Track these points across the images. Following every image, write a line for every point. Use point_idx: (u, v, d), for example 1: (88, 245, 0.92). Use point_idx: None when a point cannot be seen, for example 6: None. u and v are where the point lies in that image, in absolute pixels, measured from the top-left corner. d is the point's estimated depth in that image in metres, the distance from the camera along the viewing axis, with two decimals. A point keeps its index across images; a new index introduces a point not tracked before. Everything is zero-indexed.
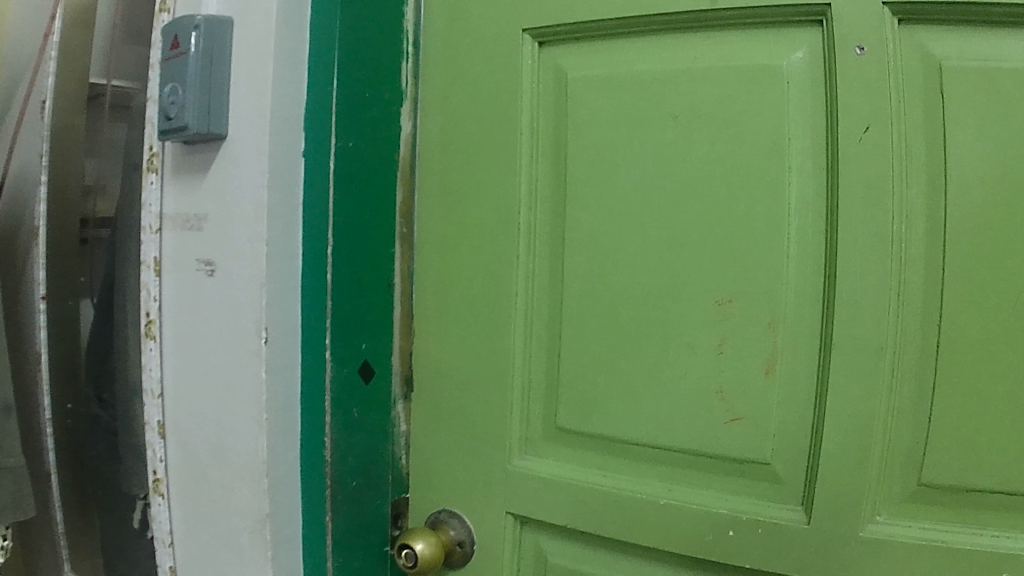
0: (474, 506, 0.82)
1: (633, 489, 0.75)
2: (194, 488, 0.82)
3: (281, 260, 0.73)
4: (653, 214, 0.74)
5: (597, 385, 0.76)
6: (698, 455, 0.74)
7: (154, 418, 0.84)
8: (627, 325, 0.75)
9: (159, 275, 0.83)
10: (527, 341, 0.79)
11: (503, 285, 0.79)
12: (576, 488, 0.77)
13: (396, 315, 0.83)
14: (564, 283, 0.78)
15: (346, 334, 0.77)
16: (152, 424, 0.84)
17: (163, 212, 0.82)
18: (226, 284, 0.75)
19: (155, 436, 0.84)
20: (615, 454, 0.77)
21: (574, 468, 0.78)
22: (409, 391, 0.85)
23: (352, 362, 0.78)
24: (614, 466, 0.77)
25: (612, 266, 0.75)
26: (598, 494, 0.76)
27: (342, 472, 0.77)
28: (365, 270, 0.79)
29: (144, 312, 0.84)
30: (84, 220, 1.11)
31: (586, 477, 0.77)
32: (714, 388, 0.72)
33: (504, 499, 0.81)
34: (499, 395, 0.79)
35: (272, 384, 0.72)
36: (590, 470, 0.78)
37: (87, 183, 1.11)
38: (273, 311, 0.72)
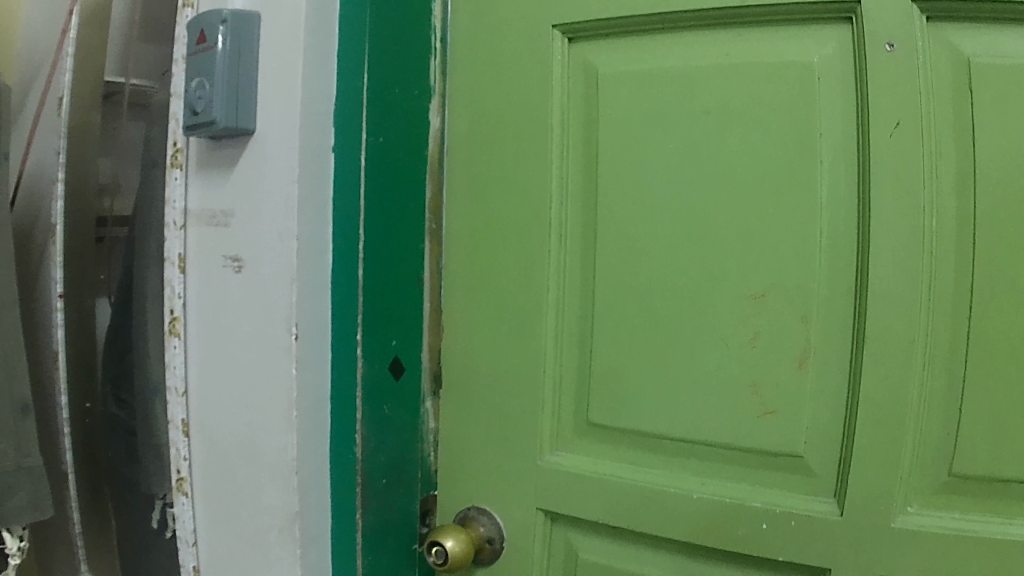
0: (501, 502, 0.82)
1: (665, 484, 0.75)
2: (220, 487, 0.81)
3: (312, 256, 0.72)
4: (684, 209, 0.74)
5: (628, 380, 0.76)
6: (731, 450, 0.73)
7: (177, 416, 0.83)
8: (659, 320, 0.75)
9: (183, 272, 0.82)
10: (556, 336, 0.79)
11: (532, 281, 0.79)
12: (606, 484, 0.77)
13: (425, 311, 0.84)
14: (594, 278, 0.77)
15: (377, 330, 0.77)
16: (175, 423, 0.84)
17: (189, 209, 0.82)
18: (255, 280, 0.75)
19: (178, 434, 0.84)
20: (647, 449, 0.76)
21: (607, 464, 0.78)
22: (437, 388, 0.85)
23: (382, 357, 0.78)
24: (645, 460, 0.77)
25: (643, 261, 0.75)
26: (629, 489, 0.76)
27: (371, 470, 0.77)
28: (393, 265, 0.79)
29: (167, 309, 0.83)
30: (100, 219, 1.11)
31: (617, 472, 0.77)
32: (747, 382, 0.72)
33: (534, 496, 0.80)
34: (529, 391, 0.79)
35: (303, 380, 0.72)
36: (620, 465, 0.77)
37: (102, 182, 1.11)
38: (304, 306, 0.71)
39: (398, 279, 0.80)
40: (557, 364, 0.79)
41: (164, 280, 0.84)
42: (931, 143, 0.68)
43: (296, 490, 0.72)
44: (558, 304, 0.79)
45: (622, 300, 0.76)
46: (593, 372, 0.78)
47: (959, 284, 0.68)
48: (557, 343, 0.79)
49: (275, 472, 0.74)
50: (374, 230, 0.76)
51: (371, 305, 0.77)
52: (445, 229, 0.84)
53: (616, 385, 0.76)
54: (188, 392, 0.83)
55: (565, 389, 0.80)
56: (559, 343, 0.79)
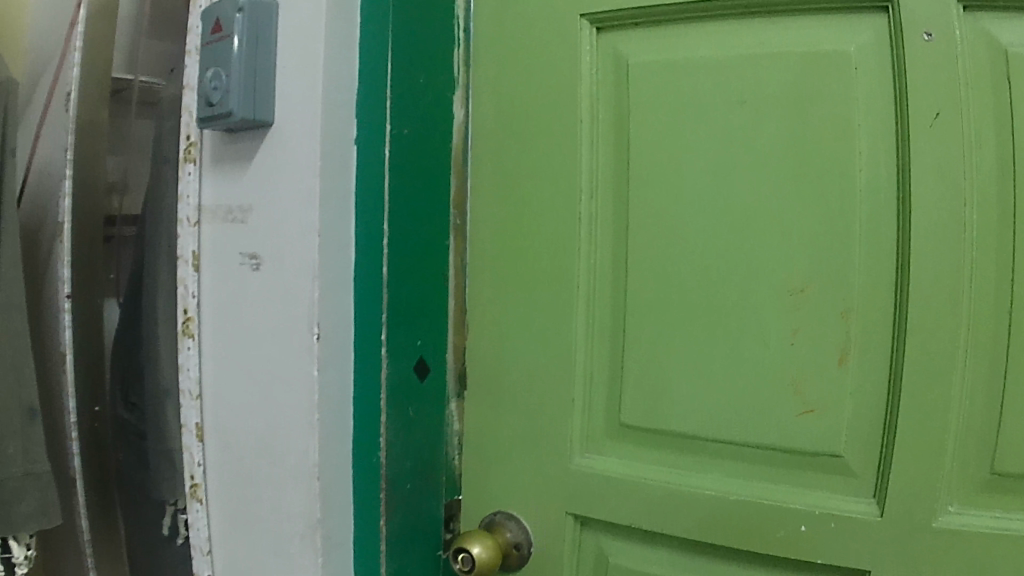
0: (527, 505, 0.79)
1: (700, 487, 0.73)
2: (236, 492, 0.79)
3: (334, 251, 0.70)
4: (720, 203, 0.71)
5: (660, 380, 0.74)
6: (769, 450, 0.71)
7: (191, 420, 0.81)
8: (694, 317, 0.72)
9: (197, 270, 0.80)
10: (586, 336, 0.77)
11: (560, 278, 0.76)
12: (638, 486, 0.75)
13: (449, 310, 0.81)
14: (627, 275, 0.75)
15: (402, 329, 0.74)
16: (189, 427, 0.82)
17: (203, 205, 0.80)
18: (273, 277, 0.72)
19: (191, 438, 0.82)
20: (682, 451, 0.74)
21: (637, 466, 0.76)
22: (462, 389, 0.83)
23: (407, 358, 0.75)
24: (679, 463, 0.74)
25: (677, 257, 0.73)
26: (662, 492, 0.74)
27: (397, 473, 0.75)
28: (417, 261, 0.76)
29: (181, 309, 0.81)
30: (108, 218, 1.09)
31: (649, 475, 0.75)
32: (786, 381, 0.69)
33: (562, 499, 0.78)
34: (559, 392, 0.77)
35: (326, 381, 0.69)
36: (652, 467, 0.75)
37: (110, 180, 1.08)
38: (329, 304, 0.69)
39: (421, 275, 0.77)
40: (587, 363, 0.77)
41: (178, 279, 0.82)
42: (979, 132, 0.65)
43: (318, 496, 0.70)
44: (587, 301, 0.77)
45: (653, 298, 0.74)
46: (625, 372, 0.75)
47: (1008, 277, 0.65)
48: (588, 342, 0.77)
49: (296, 475, 0.72)
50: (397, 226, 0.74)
51: (394, 303, 0.73)
52: (468, 225, 0.81)
53: (648, 385, 0.74)
54: (202, 394, 0.81)
55: (597, 389, 0.77)
56: (589, 342, 0.77)
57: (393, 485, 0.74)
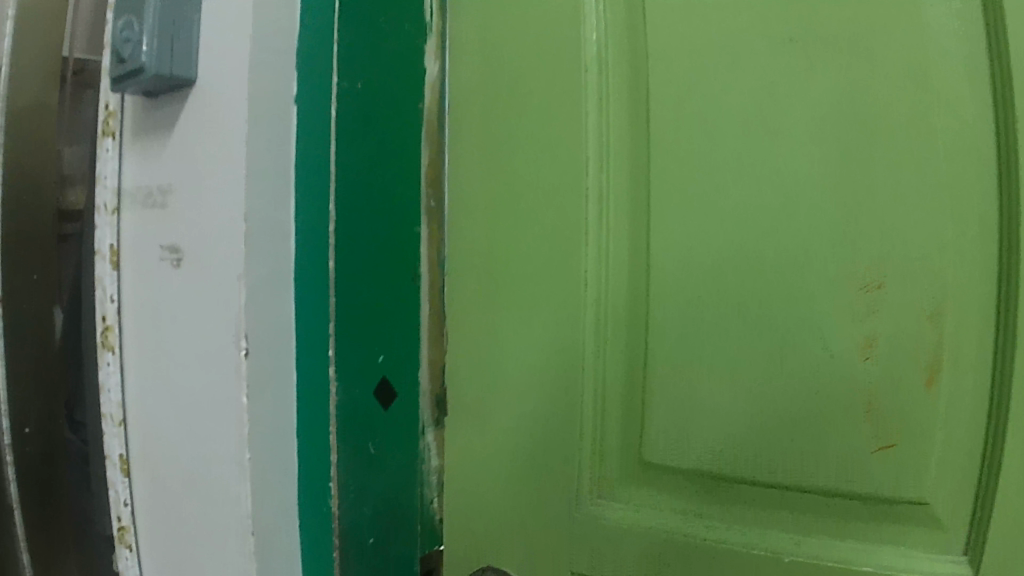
0: (528, 555, 0.64)
1: (739, 543, 0.56)
2: (169, 541, 0.64)
3: (268, 239, 0.54)
4: (768, 177, 0.55)
5: (688, 403, 0.58)
6: (827, 496, 0.54)
7: (115, 451, 0.66)
8: (734, 323, 0.56)
9: (116, 268, 0.65)
10: (598, 346, 0.61)
11: (562, 272, 0.61)
12: (660, 540, 0.59)
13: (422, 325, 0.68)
14: (648, 268, 0.59)
15: (359, 342, 0.61)
16: (113, 459, 0.66)
17: (122, 187, 0.65)
18: (195, 275, 0.57)
19: (117, 473, 0.66)
20: (715, 496, 0.58)
21: (661, 516, 0.60)
22: (441, 415, 0.69)
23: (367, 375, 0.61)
24: (710, 510, 0.58)
25: (713, 246, 0.56)
26: (691, 548, 0.58)
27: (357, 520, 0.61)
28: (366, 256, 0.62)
29: (98, 316, 0.66)
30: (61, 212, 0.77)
31: (674, 526, 0.59)
32: (858, 403, 0.53)
33: (571, 549, 0.62)
34: (562, 418, 0.61)
35: (260, 404, 0.54)
36: (676, 516, 0.59)
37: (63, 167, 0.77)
38: (266, 307, 0.54)
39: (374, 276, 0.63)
40: (596, 382, 0.61)
41: (94, 282, 0.66)
42: None
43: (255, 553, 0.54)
44: (596, 304, 0.61)
45: (683, 298, 0.57)
46: (647, 392, 0.59)
47: None
48: (599, 355, 0.61)
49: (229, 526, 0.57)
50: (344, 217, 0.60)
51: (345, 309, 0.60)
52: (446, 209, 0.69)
53: (673, 409, 0.58)
54: (128, 419, 0.66)
55: (611, 413, 0.61)
56: (598, 355, 0.61)
57: (351, 536, 0.60)
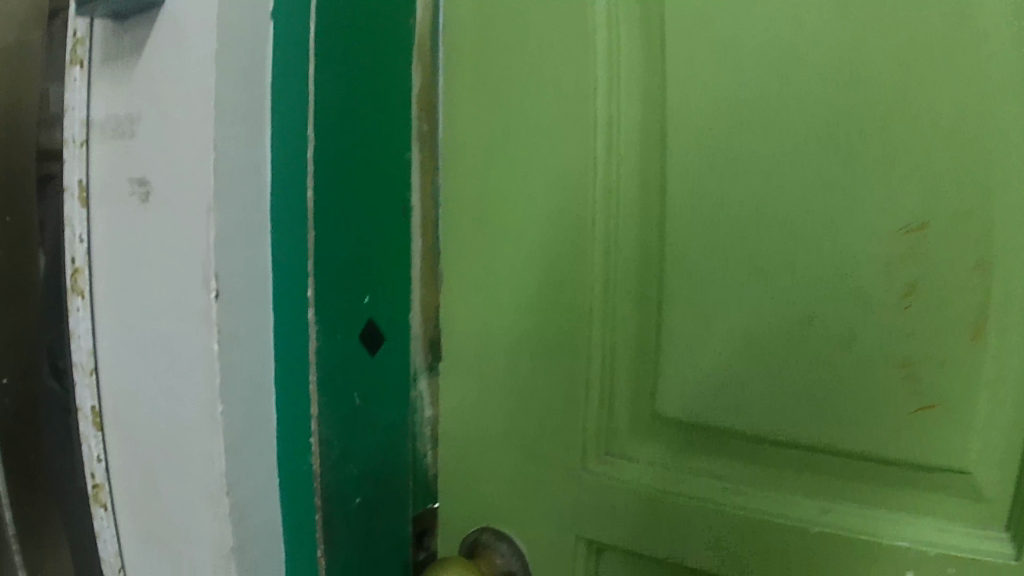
0: (529, 517, 0.60)
1: (761, 510, 0.51)
2: (148, 503, 0.58)
3: (237, 174, 0.47)
4: (788, 114, 0.47)
5: (709, 361, 0.52)
6: (859, 460, 0.48)
7: (86, 404, 0.60)
8: (756, 279, 0.50)
9: (87, 208, 0.60)
10: (607, 304, 0.55)
11: (565, 215, 0.55)
12: (673, 507, 0.54)
13: (415, 261, 0.61)
14: (661, 218, 0.53)
15: (336, 282, 0.54)
16: (84, 412, 0.61)
17: (91, 120, 0.60)
18: (166, 210, 0.52)
19: (89, 427, 0.61)
20: (735, 459, 0.52)
21: (669, 476, 0.54)
22: (436, 360, 0.63)
23: (354, 323, 0.55)
24: (730, 474, 0.52)
25: (730, 194, 0.50)
26: (707, 517, 0.52)
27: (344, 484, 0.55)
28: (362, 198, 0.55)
29: (68, 258, 0.61)
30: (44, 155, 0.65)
31: (689, 490, 0.53)
32: (892, 361, 0.46)
33: (575, 513, 0.58)
34: (573, 377, 0.56)
35: (234, 361, 0.48)
36: (691, 480, 0.53)
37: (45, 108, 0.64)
38: (241, 249, 0.48)
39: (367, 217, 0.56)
40: (606, 340, 0.56)
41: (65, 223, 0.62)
42: None
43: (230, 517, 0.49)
44: (605, 258, 0.55)
45: (699, 253, 0.52)
46: (662, 352, 0.54)
47: None
48: (607, 313, 0.55)
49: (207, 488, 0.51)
50: (322, 143, 0.52)
51: (326, 245, 0.53)
52: (442, 134, 0.61)
53: (692, 370, 0.53)
54: (99, 371, 0.60)
55: (620, 375, 0.56)
56: (607, 314, 0.55)
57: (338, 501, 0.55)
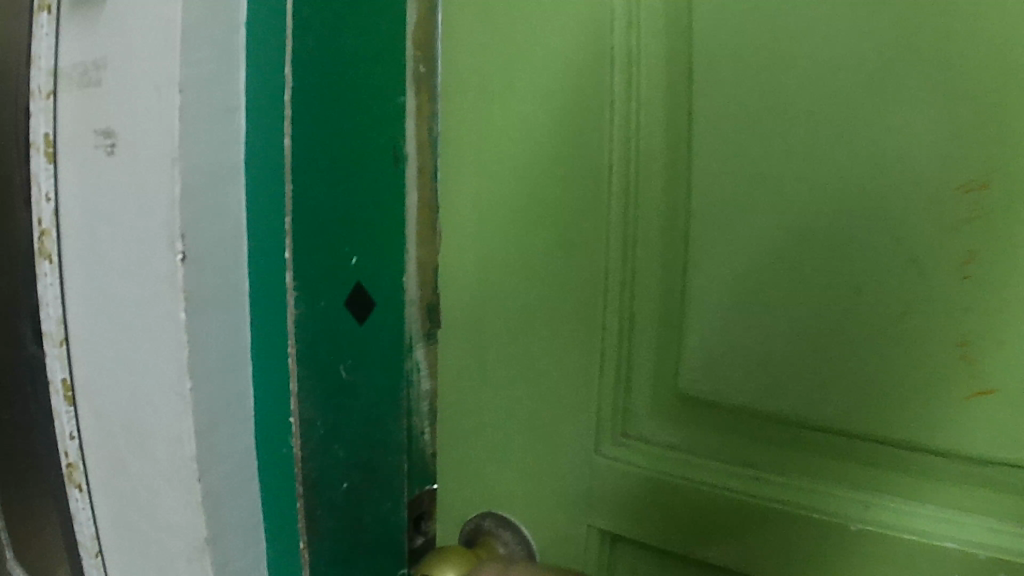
0: (536, 506, 0.53)
1: (795, 503, 0.44)
2: (115, 484, 0.53)
3: (209, 120, 0.42)
4: (840, 54, 0.40)
5: (741, 336, 0.45)
6: (913, 451, 0.41)
7: (57, 376, 0.55)
8: (793, 245, 0.43)
9: (54, 167, 0.54)
10: (626, 273, 0.48)
11: (580, 169, 0.48)
12: (693, 497, 0.47)
13: (408, 216, 0.54)
14: (688, 177, 0.46)
15: (316, 243, 0.47)
16: (56, 386, 0.55)
17: (59, 65, 0.53)
18: (129, 162, 0.47)
19: (61, 402, 0.55)
20: (768, 445, 0.46)
21: (693, 463, 0.48)
22: (434, 328, 0.55)
23: (336, 291, 0.49)
24: (761, 462, 0.46)
25: (768, 148, 0.43)
26: (734, 509, 0.46)
27: (326, 469, 0.49)
28: (347, 150, 0.49)
29: (35, 219, 0.54)
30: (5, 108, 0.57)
31: (711, 479, 0.47)
32: (956, 340, 0.39)
33: (588, 500, 0.51)
34: (586, 355, 0.50)
35: (204, 332, 0.43)
36: (714, 467, 0.47)
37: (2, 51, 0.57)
38: (210, 206, 0.42)
39: (353, 171, 0.49)
40: (624, 314, 0.49)
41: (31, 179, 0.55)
42: None
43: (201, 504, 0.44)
44: (622, 221, 0.48)
45: (728, 213, 0.45)
46: (686, 327, 0.47)
47: None
48: (625, 284, 0.48)
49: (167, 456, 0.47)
50: (302, 84, 0.46)
51: (305, 204, 0.46)
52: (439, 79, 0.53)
53: (720, 347, 0.46)
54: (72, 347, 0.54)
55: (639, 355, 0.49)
56: (625, 284, 0.48)
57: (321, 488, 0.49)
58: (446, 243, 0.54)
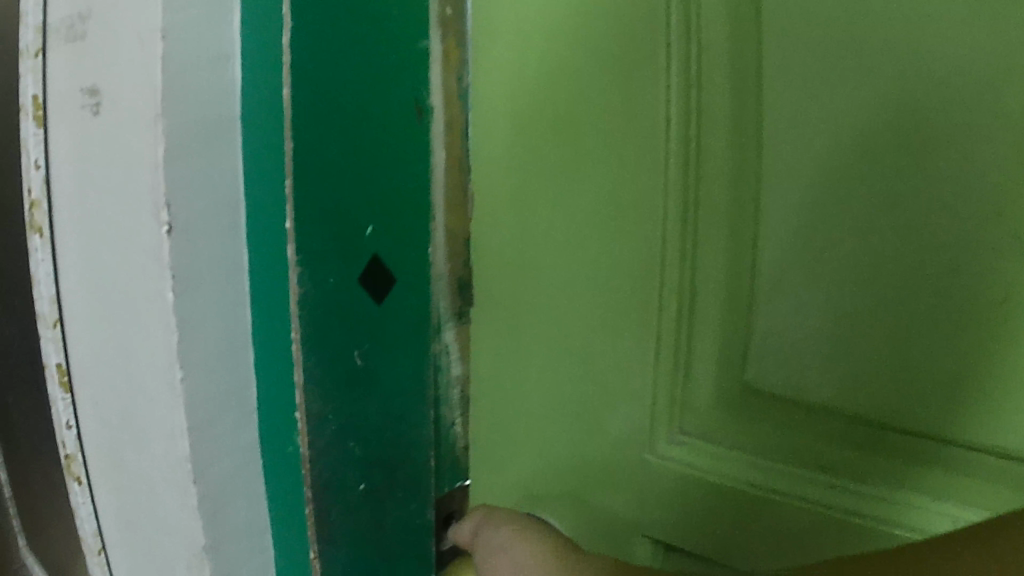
0: (584, 516, 0.45)
1: (861, 513, 0.37)
2: (112, 479, 0.48)
3: (193, 69, 0.36)
4: None
5: (799, 315, 0.38)
6: (993, 456, 0.34)
7: (52, 361, 0.49)
8: (887, 207, 0.34)
9: (43, 132, 0.47)
10: (687, 245, 0.40)
11: (632, 125, 0.40)
12: (739, 496, 0.40)
13: (433, 178, 0.46)
14: (761, 128, 0.37)
15: (322, 209, 0.38)
16: (50, 370, 0.49)
17: (48, 19, 0.46)
18: (117, 125, 0.41)
19: (56, 388, 0.49)
20: (830, 443, 0.38)
21: (743, 459, 0.41)
22: (465, 305, 0.48)
23: (346, 267, 0.40)
24: (823, 463, 0.38)
25: (870, 91, 0.34)
26: (793, 518, 0.39)
27: (340, 471, 0.42)
28: (359, 102, 0.40)
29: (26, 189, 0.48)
30: None
31: (769, 483, 0.40)
32: None
33: (649, 508, 0.43)
34: (641, 344, 0.42)
35: (195, 315, 0.37)
36: (769, 467, 0.40)
37: None
38: (200, 169, 0.36)
39: (367, 126, 0.41)
40: (683, 294, 0.40)
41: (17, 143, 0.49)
42: None
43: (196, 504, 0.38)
44: (681, 184, 0.39)
45: (812, 171, 0.36)
46: (755, 306, 0.39)
47: None
48: (686, 259, 0.40)
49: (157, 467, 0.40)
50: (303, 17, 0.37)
51: (313, 162, 0.38)
52: (471, 20, 0.45)
53: (793, 329, 0.38)
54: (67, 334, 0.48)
55: (702, 341, 0.41)
56: (685, 259, 0.40)
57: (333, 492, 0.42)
58: (480, 207, 0.47)
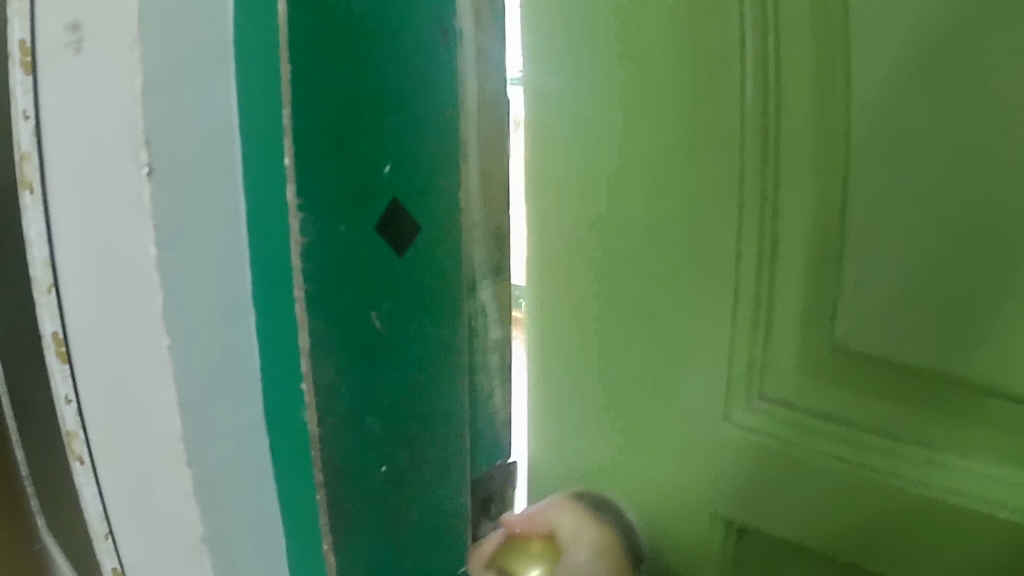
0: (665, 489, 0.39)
1: (978, 499, 0.29)
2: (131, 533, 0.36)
3: None
4: None
5: (900, 252, 0.29)
6: None
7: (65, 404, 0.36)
8: (961, 124, 0.26)
9: (36, 81, 0.32)
10: (768, 179, 0.32)
11: (698, 35, 0.32)
12: (823, 477, 0.33)
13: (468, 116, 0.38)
14: (851, 32, 0.28)
15: (316, 163, 0.35)
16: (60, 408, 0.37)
17: None
18: (95, 64, 0.30)
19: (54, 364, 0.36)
20: (928, 412, 0.30)
21: (831, 429, 0.32)
22: (503, 258, 0.41)
23: (363, 224, 0.37)
24: (916, 434, 0.30)
25: None
26: (888, 501, 0.31)
27: (348, 445, 0.38)
28: (373, 47, 0.35)
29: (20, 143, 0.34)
30: None
31: (862, 460, 0.32)
32: None
33: (733, 489, 0.36)
34: (715, 304, 0.34)
35: (184, 269, 0.32)
36: (861, 442, 0.32)
37: None
38: (189, 103, 0.30)
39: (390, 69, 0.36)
40: (764, 239, 0.32)
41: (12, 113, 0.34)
42: None
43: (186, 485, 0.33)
44: (760, 109, 0.31)
45: (909, 79, 0.27)
46: (846, 248, 0.30)
47: None
48: (767, 199, 0.32)
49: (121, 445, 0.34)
50: None
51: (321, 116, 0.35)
52: None
53: (880, 280, 0.30)
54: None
55: (785, 301, 0.33)
56: (765, 196, 0.32)
57: (339, 463, 0.38)
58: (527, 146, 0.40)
